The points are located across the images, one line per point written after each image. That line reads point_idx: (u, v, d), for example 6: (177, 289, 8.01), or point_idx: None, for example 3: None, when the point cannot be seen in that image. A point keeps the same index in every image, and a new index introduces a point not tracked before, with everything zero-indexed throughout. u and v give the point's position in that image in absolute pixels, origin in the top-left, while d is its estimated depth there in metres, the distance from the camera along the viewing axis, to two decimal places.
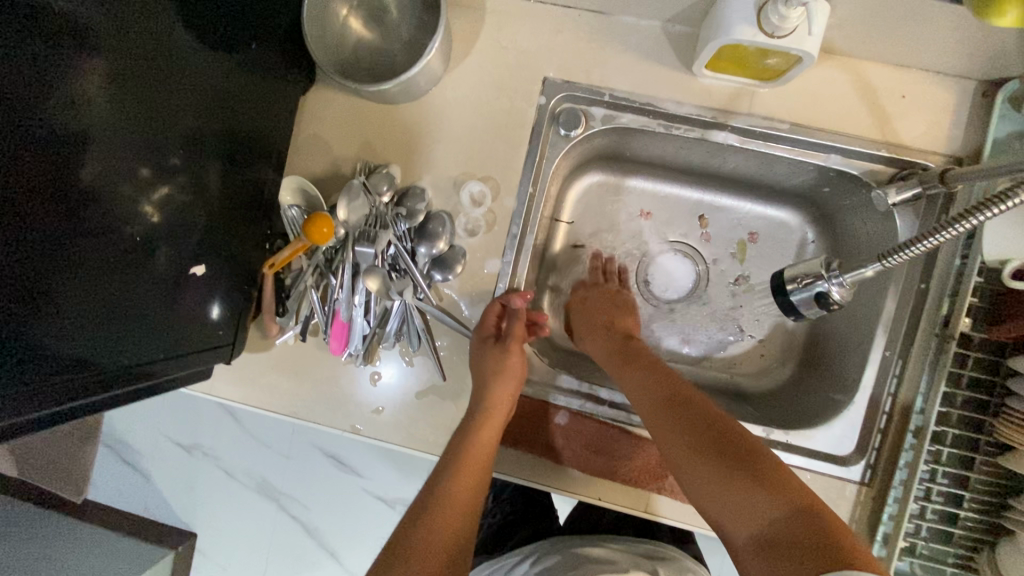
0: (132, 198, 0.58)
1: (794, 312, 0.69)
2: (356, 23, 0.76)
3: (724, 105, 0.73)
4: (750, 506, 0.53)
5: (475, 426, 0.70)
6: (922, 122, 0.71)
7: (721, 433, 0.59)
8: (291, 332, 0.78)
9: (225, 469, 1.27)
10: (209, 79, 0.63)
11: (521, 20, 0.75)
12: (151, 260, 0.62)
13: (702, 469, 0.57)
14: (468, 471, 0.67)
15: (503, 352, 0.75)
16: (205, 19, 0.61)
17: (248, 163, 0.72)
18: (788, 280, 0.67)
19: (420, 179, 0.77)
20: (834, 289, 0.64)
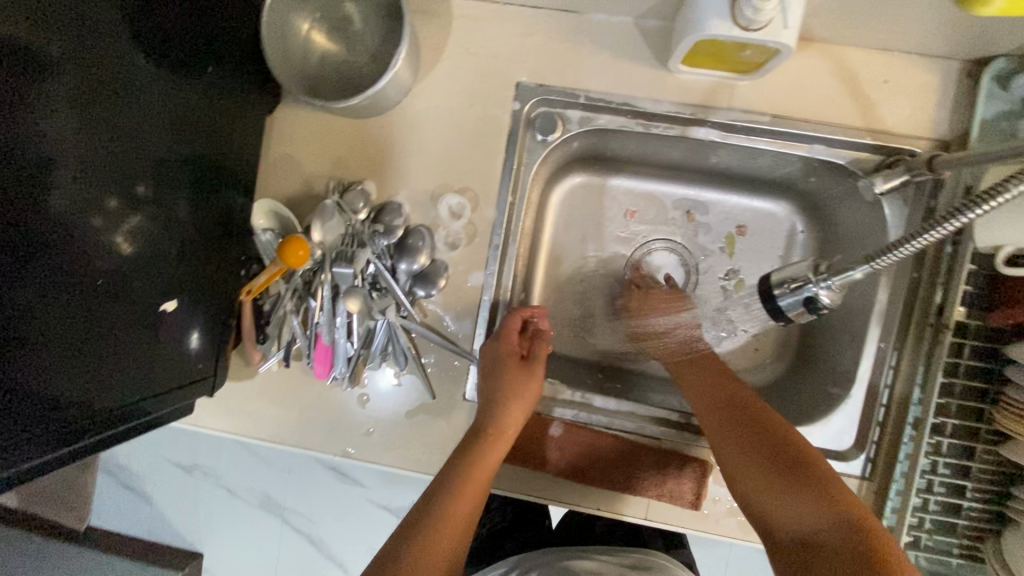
0: (102, 230, 0.56)
1: (783, 317, 0.67)
2: (319, 37, 0.73)
3: (703, 100, 0.71)
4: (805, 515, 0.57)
5: (480, 453, 0.67)
6: (907, 107, 0.69)
7: (781, 446, 0.63)
8: (274, 359, 0.76)
9: (226, 488, 1.25)
10: (175, 102, 0.61)
11: (489, 24, 0.73)
12: (125, 293, 0.60)
13: (761, 478, 0.62)
14: (468, 500, 0.64)
15: (519, 369, 0.73)
16: (165, 41, 0.59)
17: (218, 189, 0.70)
18: (776, 285, 0.66)
19: (397, 194, 0.75)
20: (823, 293, 0.63)
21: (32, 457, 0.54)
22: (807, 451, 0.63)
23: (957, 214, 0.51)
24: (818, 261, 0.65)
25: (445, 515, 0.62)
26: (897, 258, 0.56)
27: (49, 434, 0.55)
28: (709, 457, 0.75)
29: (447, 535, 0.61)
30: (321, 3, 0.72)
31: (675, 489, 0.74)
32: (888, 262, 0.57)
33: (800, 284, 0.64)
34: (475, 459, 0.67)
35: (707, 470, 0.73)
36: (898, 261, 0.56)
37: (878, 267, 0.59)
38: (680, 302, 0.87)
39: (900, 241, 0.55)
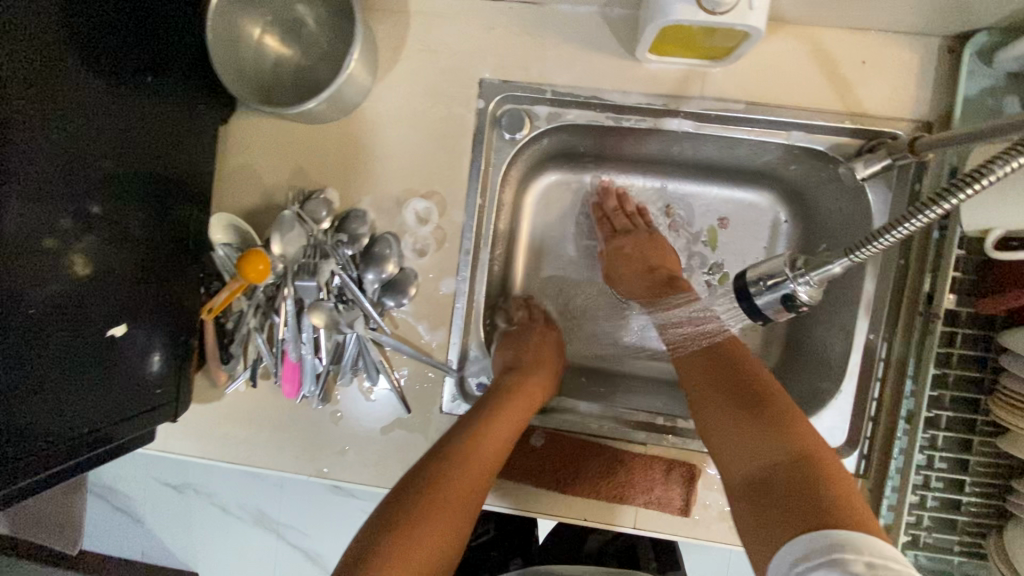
0: (54, 253, 0.53)
1: (760, 316, 0.65)
2: (272, 42, 0.70)
3: (675, 90, 0.68)
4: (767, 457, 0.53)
5: (487, 420, 0.65)
6: (887, 88, 0.66)
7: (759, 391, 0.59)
8: (241, 379, 0.73)
9: (218, 505, 1.21)
10: (124, 115, 0.58)
11: (448, 20, 0.70)
12: (77, 318, 0.57)
13: (722, 418, 0.58)
14: (472, 465, 0.60)
15: (542, 368, 0.76)
16: (112, 51, 0.56)
17: (172, 205, 0.66)
18: (752, 282, 0.64)
19: (361, 201, 0.72)
20: (801, 290, 0.61)
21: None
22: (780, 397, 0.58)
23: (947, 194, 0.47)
24: (794, 257, 0.62)
25: (446, 482, 0.58)
26: (879, 247, 0.52)
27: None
28: (697, 461, 0.72)
29: (449, 501, 0.57)
30: (272, 6, 0.68)
31: (663, 496, 0.71)
32: (872, 251, 0.53)
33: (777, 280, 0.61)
34: (481, 425, 0.64)
35: (695, 475, 0.70)
36: (882, 250, 0.52)
37: (857, 260, 0.56)
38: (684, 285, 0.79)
39: (884, 228, 0.52)
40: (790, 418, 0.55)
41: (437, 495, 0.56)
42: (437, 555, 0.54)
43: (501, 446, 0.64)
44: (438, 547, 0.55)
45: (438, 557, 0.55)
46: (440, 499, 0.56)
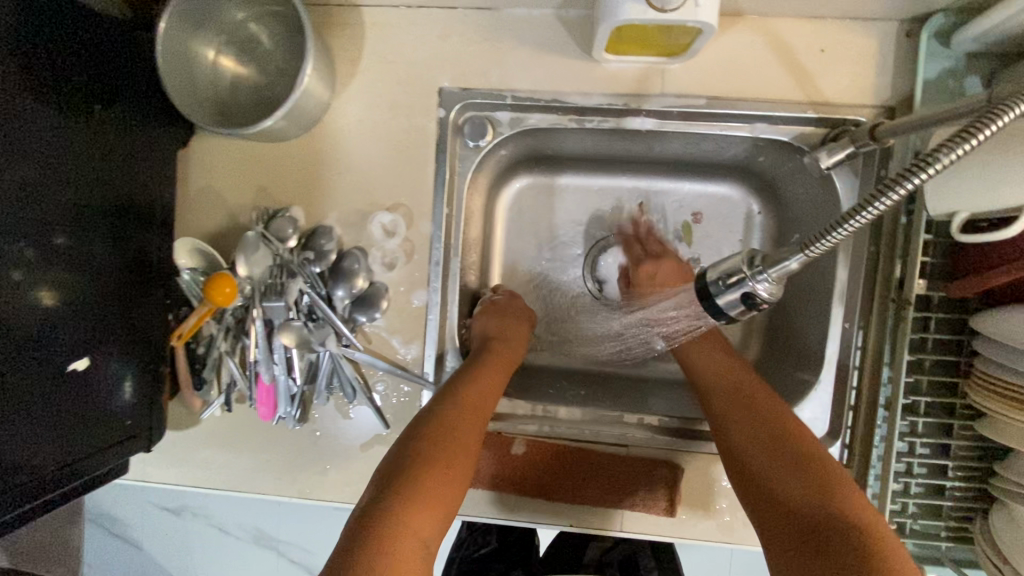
0: (10, 286, 0.53)
1: (722, 315, 0.61)
2: (226, 61, 0.69)
3: (635, 89, 0.67)
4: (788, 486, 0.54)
5: (479, 371, 0.67)
6: (847, 75, 0.65)
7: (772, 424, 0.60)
8: (215, 405, 0.72)
9: (217, 526, 1.17)
10: (77, 143, 0.57)
11: (403, 30, 0.69)
12: (37, 351, 0.56)
13: (753, 454, 0.58)
14: (472, 413, 0.62)
15: (521, 325, 0.77)
16: (60, 79, 0.55)
17: (135, 232, 0.66)
18: (712, 279, 0.60)
19: (326, 217, 0.71)
20: (760, 287, 0.57)
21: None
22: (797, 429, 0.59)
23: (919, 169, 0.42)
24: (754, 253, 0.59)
25: (453, 427, 0.59)
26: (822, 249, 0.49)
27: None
28: (680, 460, 0.71)
29: (459, 444, 0.58)
30: (225, 26, 0.68)
31: (647, 497, 0.70)
32: (820, 249, 0.49)
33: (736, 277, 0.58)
34: (474, 375, 0.66)
35: (678, 475, 0.70)
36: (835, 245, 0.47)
37: (813, 255, 0.51)
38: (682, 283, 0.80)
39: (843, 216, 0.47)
40: (801, 445, 0.57)
41: (446, 440, 0.58)
42: (453, 493, 0.56)
43: (495, 396, 0.67)
44: (454, 490, 0.56)
45: (454, 497, 0.56)
46: (450, 442, 0.58)
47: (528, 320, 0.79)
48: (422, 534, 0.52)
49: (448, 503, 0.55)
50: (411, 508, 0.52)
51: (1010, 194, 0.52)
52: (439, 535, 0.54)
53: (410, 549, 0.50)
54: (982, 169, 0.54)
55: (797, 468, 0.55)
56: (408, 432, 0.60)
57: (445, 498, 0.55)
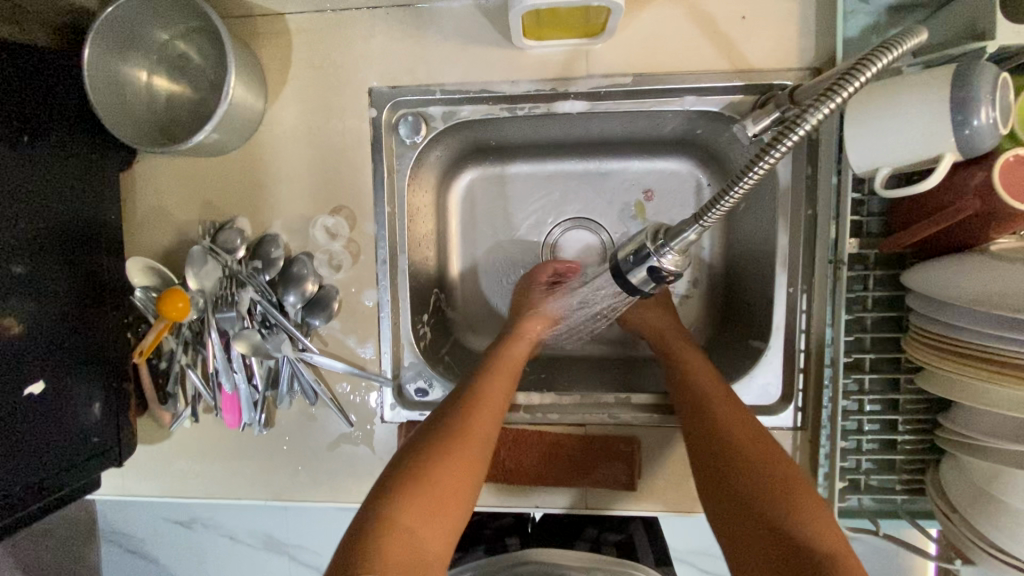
0: None
1: (636, 291, 0.65)
2: (160, 81, 0.70)
3: (561, 73, 0.68)
4: (733, 484, 0.54)
5: (495, 368, 0.68)
6: (770, 40, 0.65)
7: (725, 417, 0.59)
8: (183, 417, 0.74)
9: (226, 535, 1.16)
10: (20, 176, 0.59)
11: (328, 34, 0.69)
12: (7, 379, 0.59)
13: (714, 464, 0.56)
14: (488, 409, 0.63)
15: (546, 306, 0.77)
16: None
17: (88, 255, 0.67)
18: (621, 258, 0.64)
19: (272, 226, 0.72)
20: (666, 260, 0.60)
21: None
22: (750, 425, 0.58)
23: (795, 125, 0.44)
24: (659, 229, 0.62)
25: (465, 421, 0.60)
26: (723, 209, 0.50)
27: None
28: (639, 435, 0.72)
29: (471, 441, 0.59)
30: (152, 47, 0.69)
31: (608, 473, 0.72)
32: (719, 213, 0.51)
33: (642, 252, 0.61)
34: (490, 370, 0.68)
35: (636, 449, 0.71)
36: (735, 203, 0.49)
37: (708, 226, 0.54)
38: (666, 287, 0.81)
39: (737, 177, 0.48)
40: (751, 442, 0.56)
41: (450, 440, 0.58)
42: (460, 491, 0.56)
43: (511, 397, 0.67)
44: (460, 487, 0.56)
45: (461, 496, 0.56)
46: (459, 438, 0.58)
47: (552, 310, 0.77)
48: (416, 529, 0.52)
49: (445, 509, 0.55)
50: (411, 501, 0.53)
51: (923, 148, 0.53)
52: (443, 533, 0.54)
53: (404, 543, 0.51)
54: (897, 124, 0.54)
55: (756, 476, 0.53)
56: (422, 427, 0.61)
57: (444, 497, 0.55)
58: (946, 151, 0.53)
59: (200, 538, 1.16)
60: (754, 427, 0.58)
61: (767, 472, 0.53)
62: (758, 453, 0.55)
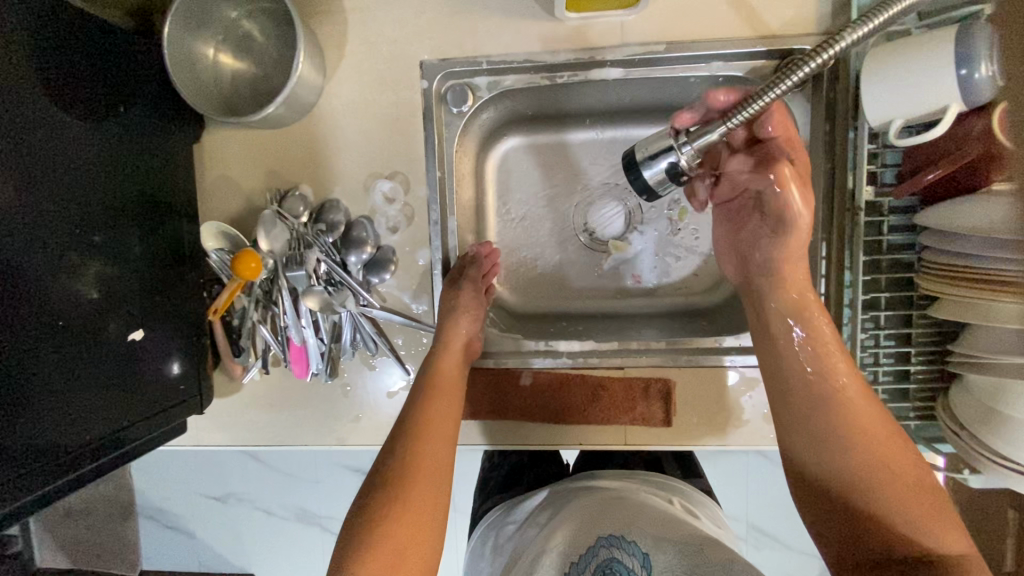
0: (72, 281, 0.62)
1: (648, 191, 0.71)
2: (226, 58, 0.75)
3: (598, 43, 0.74)
4: (821, 436, 0.60)
5: (429, 391, 0.70)
6: (790, 8, 0.71)
7: (835, 373, 0.62)
8: (254, 369, 0.81)
9: (263, 508, 1.22)
10: (107, 149, 0.65)
11: (381, 12, 0.75)
12: (102, 333, 0.65)
13: (813, 440, 0.61)
14: (425, 446, 0.64)
15: (473, 304, 0.77)
16: (83, 96, 0.63)
17: (166, 219, 0.73)
18: (641, 152, 0.69)
19: (332, 192, 0.78)
20: (683, 158, 0.67)
21: (20, 494, 0.58)
22: (851, 400, 0.60)
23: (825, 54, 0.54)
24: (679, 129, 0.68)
25: (407, 463, 0.62)
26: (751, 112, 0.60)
27: (33, 470, 0.59)
28: (672, 377, 0.79)
29: (415, 480, 0.61)
30: (221, 26, 0.74)
31: (645, 411, 0.79)
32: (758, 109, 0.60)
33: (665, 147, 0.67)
34: (426, 399, 0.69)
35: (670, 388, 0.78)
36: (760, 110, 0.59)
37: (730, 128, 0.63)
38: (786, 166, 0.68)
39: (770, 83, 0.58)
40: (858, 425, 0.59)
41: (401, 484, 0.60)
42: (414, 535, 0.58)
43: (451, 420, 0.68)
44: (417, 531, 0.58)
45: (421, 541, 0.58)
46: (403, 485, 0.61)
47: (477, 308, 0.77)
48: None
49: (411, 547, 0.57)
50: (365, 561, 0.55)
51: (933, 100, 0.59)
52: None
53: None
54: (909, 79, 0.60)
55: (854, 455, 0.58)
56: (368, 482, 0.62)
57: (407, 542, 0.57)
58: (952, 102, 0.59)
59: (239, 509, 1.23)
60: (862, 401, 0.60)
61: (879, 448, 0.57)
62: (870, 420, 0.59)
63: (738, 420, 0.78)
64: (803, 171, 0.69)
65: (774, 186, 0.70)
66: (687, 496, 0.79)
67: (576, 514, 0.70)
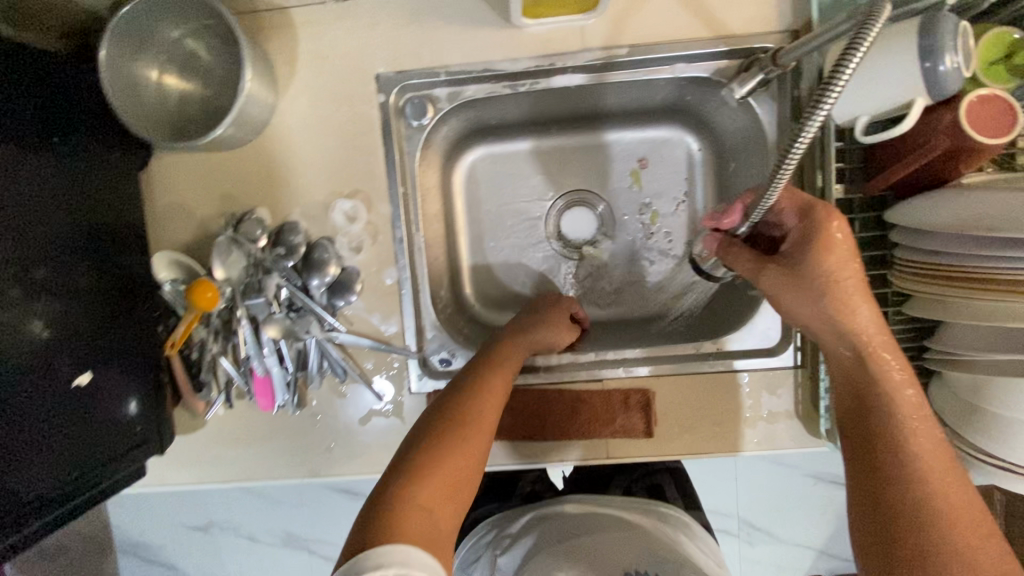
0: (12, 323, 0.57)
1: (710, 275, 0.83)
2: (171, 80, 0.72)
3: (558, 49, 0.72)
4: (878, 432, 0.56)
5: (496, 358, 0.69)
6: (750, 7, 0.70)
7: (923, 457, 0.54)
8: (218, 403, 0.77)
9: (246, 535, 1.18)
10: (44, 178, 0.61)
11: (333, 24, 0.72)
12: (48, 377, 0.61)
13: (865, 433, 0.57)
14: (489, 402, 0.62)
15: (556, 311, 0.79)
16: (15, 121, 0.58)
17: (113, 251, 0.69)
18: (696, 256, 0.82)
19: (291, 214, 0.75)
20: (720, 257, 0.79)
21: None
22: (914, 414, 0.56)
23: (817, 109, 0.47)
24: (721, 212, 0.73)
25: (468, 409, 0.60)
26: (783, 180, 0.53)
27: None
28: (652, 385, 0.77)
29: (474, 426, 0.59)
30: (163, 46, 0.71)
31: (626, 423, 0.77)
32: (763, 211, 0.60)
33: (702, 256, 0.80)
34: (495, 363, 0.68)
35: (649, 398, 0.76)
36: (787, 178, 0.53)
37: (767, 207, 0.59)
38: (815, 222, 0.59)
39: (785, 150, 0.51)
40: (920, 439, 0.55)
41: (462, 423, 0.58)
42: (461, 475, 0.55)
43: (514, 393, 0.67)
44: (467, 468, 0.55)
45: (465, 480, 0.55)
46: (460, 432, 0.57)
47: (562, 320, 0.79)
48: (428, 504, 0.51)
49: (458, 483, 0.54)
50: (423, 483, 0.52)
51: (897, 94, 0.58)
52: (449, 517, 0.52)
53: (413, 518, 0.49)
54: (870, 74, 0.60)
55: (911, 463, 0.54)
56: (417, 430, 0.59)
57: (458, 476, 0.54)
58: (918, 97, 0.57)
59: (222, 538, 1.18)
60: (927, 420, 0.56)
61: (942, 474, 0.53)
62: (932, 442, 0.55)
63: (720, 427, 0.76)
64: (818, 232, 0.59)
65: (781, 261, 0.62)
66: (667, 519, 0.77)
67: (562, 551, 0.67)
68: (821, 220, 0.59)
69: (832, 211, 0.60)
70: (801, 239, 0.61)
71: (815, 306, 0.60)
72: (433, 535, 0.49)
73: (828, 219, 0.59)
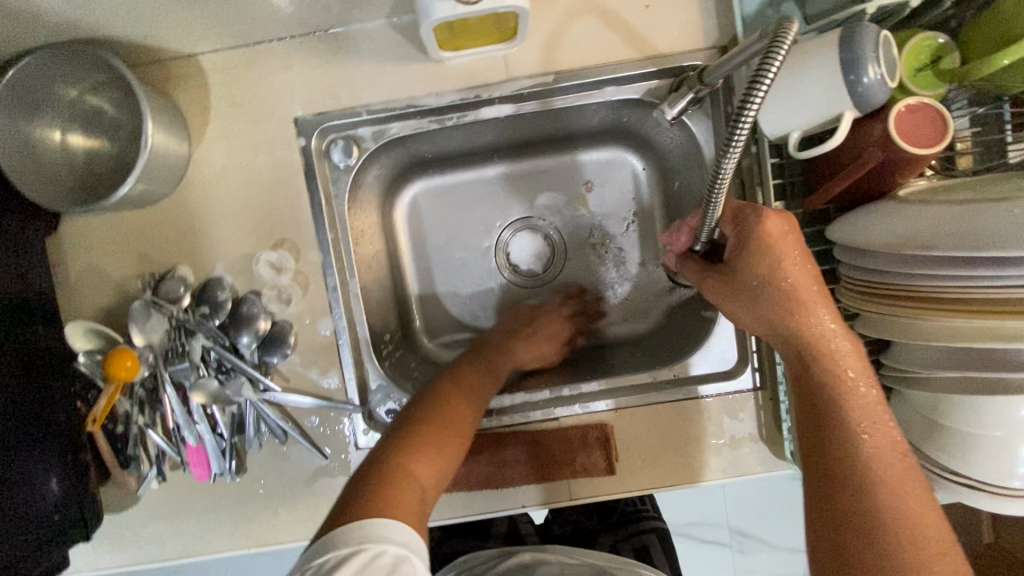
0: None
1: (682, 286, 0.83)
2: (76, 139, 0.68)
3: (482, 80, 0.69)
4: (832, 425, 0.52)
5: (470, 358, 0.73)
6: (673, 25, 0.68)
7: (874, 461, 0.50)
8: (150, 478, 0.71)
9: None
10: None
11: (245, 69, 0.69)
12: None
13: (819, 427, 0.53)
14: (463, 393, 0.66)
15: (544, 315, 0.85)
16: None
17: (16, 327, 0.63)
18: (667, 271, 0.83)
19: (215, 269, 0.71)
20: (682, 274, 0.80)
21: None
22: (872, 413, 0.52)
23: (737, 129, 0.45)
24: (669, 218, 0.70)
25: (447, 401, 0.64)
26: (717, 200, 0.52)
27: None
28: (610, 419, 0.74)
29: (454, 416, 0.62)
30: (62, 105, 0.66)
31: (586, 462, 0.73)
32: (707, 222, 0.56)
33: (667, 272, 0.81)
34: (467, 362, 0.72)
35: (608, 433, 0.73)
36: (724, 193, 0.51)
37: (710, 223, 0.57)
38: (751, 227, 0.56)
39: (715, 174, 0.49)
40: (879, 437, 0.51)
41: (446, 412, 0.62)
42: (443, 455, 0.58)
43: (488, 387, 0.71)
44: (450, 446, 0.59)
45: (450, 456, 0.59)
46: (446, 419, 0.61)
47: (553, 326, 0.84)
48: (421, 478, 0.54)
49: (447, 459, 0.58)
50: (415, 455, 0.56)
51: (824, 109, 0.57)
52: (438, 485, 0.56)
53: (412, 489, 0.52)
54: (795, 90, 0.58)
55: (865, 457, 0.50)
56: (399, 419, 0.62)
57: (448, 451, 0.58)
58: (846, 109, 0.56)
59: None
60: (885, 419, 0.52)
61: (895, 473, 0.49)
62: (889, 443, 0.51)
63: (684, 456, 0.73)
64: (754, 235, 0.55)
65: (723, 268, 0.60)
66: None
67: None
68: (756, 221, 0.56)
69: (766, 211, 0.55)
70: (738, 246, 0.57)
71: (757, 310, 0.57)
72: (425, 510, 0.52)
73: (763, 219, 0.55)
